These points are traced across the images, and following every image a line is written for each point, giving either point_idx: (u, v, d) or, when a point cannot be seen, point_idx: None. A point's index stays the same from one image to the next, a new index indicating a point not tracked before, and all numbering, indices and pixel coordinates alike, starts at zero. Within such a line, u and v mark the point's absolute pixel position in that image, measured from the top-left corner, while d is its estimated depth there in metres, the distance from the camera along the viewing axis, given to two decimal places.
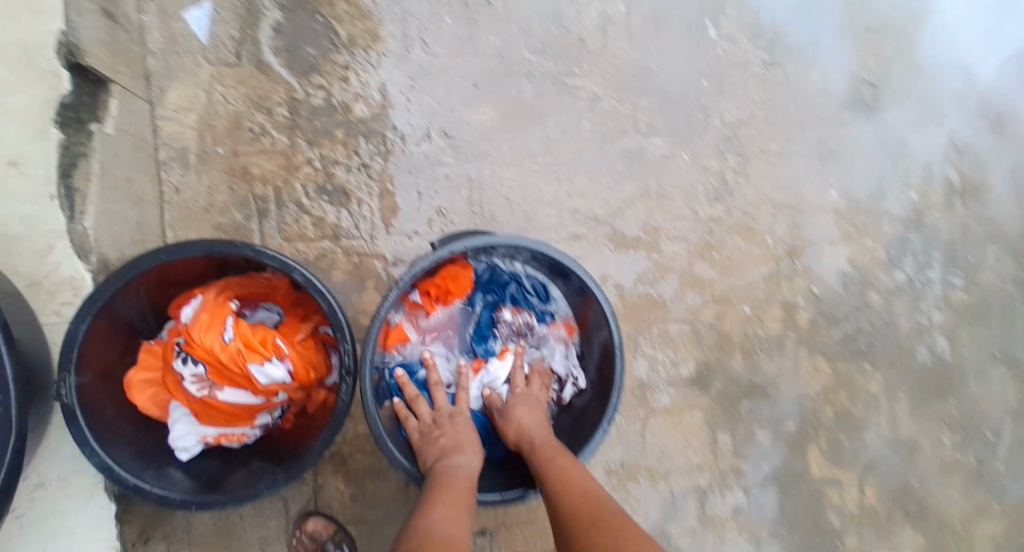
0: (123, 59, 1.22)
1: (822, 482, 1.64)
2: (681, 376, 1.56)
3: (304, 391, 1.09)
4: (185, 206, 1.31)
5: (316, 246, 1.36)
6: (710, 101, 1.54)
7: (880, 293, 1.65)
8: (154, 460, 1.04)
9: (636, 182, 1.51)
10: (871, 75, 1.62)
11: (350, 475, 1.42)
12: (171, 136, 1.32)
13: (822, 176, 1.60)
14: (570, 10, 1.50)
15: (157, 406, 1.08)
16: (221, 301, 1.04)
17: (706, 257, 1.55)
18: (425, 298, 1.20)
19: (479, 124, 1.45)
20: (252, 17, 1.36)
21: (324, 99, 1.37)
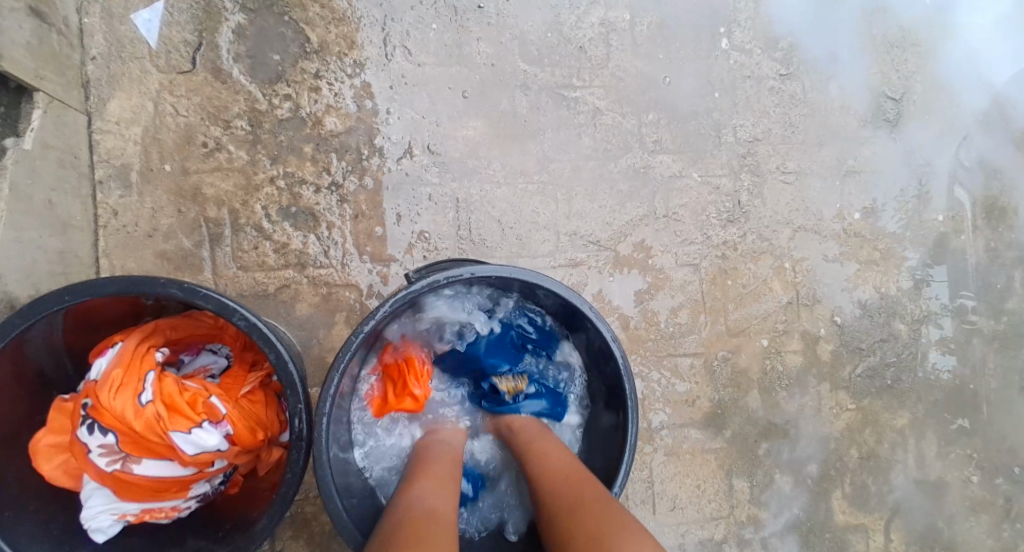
0: (50, 64, 1.05)
1: (847, 530, 1.49)
2: (693, 417, 1.40)
3: (250, 454, 0.92)
4: (125, 231, 1.15)
5: (279, 275, 1.20)
6: (722, 116, 1.39)
7: (906, 323, 1.49)
8: (69, 539, 0.87)
9: (640, 203, 1.37)
10: (895, 90, 1.47)
11: (314, 539, 1.24)
12: (110, 152, 1.15)
13: (840, 195, 1.45)
14: (570, 16, 1.35)
15: (65, 476, 0.86)
16: (145, 351, 0.86)
17: (719, 285, 1.39)
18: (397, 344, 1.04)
19: (467, 139, 1.30)
20: (208, 19, 1.19)
21: (291, 110, 1.21)
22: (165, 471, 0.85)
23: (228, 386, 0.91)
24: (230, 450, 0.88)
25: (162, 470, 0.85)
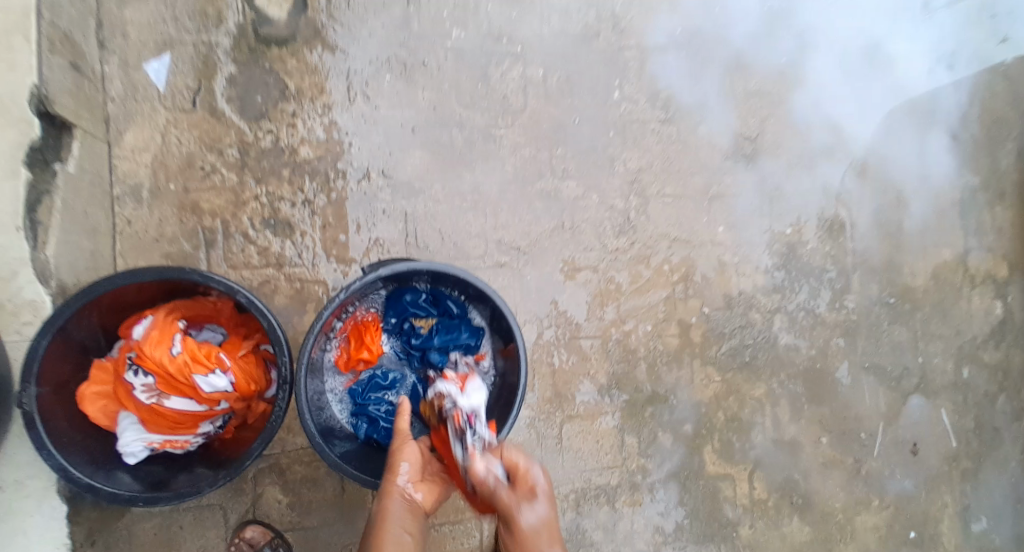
0: (84, 106, 1.35)
1: (716, 478, 1.93)
2: (594, 387, 1.79)
3: (245, 402, 1.25)
4: (137, 235, 1.45)
5: (261, 273, 1.51)
6: (615, 150, 1.79)
7: (760, 313, 1.95)
8: (104, 466, 1.18)
9: (552, 218, 1.74)
10: (751, 131, 1.91)
11: (287, 484, 1.55)
12: (126, 174, 1.45)
13: (707, 213, 1.89)
14: (495, 73, 1.70)
15: (106, 416, 1.20)
16: (170, 321, 1.19)
17: (611, 282, 1.80)
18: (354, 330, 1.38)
19: (414, 166, 1.64)
20: (206, 70, 1.51)
21: (272, 141, 1.53)
22: (184, 407, 1.19)
23: (230, 350, 1.24)
24: (233, 395, 1.21)
25: (181, 407, 1.18)
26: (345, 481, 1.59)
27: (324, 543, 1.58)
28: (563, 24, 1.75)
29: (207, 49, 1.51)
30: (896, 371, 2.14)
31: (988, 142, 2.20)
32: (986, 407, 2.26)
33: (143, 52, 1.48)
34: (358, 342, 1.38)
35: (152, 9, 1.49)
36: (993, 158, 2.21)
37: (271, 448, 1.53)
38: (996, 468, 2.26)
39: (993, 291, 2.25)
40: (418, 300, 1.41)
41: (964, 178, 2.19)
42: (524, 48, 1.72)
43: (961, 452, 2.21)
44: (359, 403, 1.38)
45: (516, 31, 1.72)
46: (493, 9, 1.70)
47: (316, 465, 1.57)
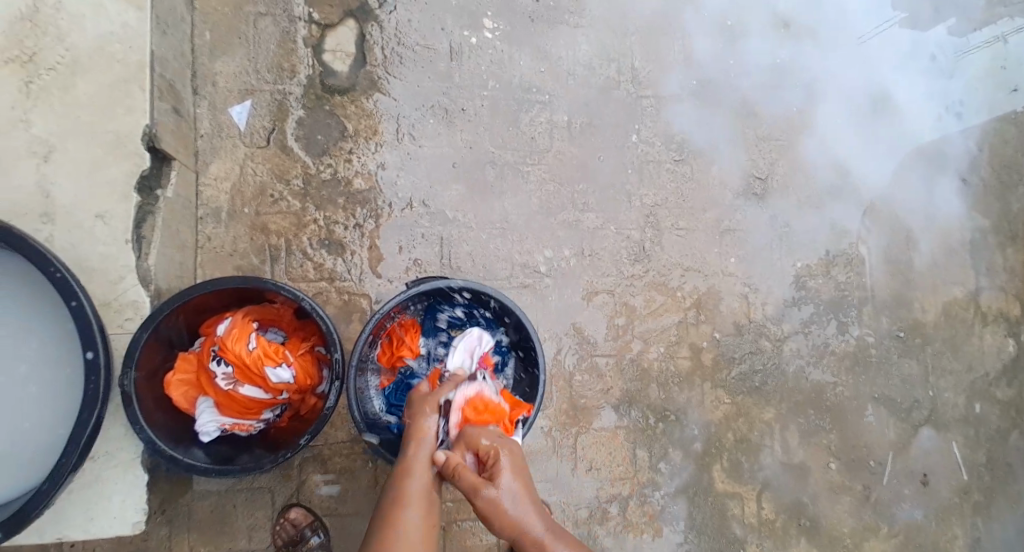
0: (181, 141, 1.62)
1: (725, 496, 2.01)
2: (608, 401, 1.94)
3: (300, 395, 1.47)
4: (214, 250, 1.70)
5: (316, 286, 1.74)
6: (632, 187, 2.01)
7: (770, 341, 2.08)
8: (182, 442, 1.40)
9: (572, 246, 1.94)
10: (760, 172, 2.11)
11: (328, 474, 1.76)
12: (209, 199, 1.71)
13: (720, 246, 2.06)
14: (526, 117, 1.95)
15: (186, 401, 1.42)
16: (246, 322, 1.42)
17: (626, 305, 1.97)
18: (392, 338, 1.57)
19: (451, 197, 1.86)
20: (280, 113, 1.78)
21: (331, 174, 1.78)
22: (254, 395, 1.40)
23: (291, 349, 1.46)
24: (293, 386, 1.43)
25: (251, 394, 1.40)
26: (378, 475, 1.78)
27: (357, 530, 1.76)
28: (588, 76, 2.01)
29: (282, 96, 1.78)
30: (906, 401, 2.16)
31: (1000, 187, 2.28)
32: (1000, 443, 2.21)
33: (229, 98, 1.76)
34: (398, 344, 1.56)
35: (238, 63, 1.77)
36: (1004, 203, 2.28)
37: (316, 440, 1.74)
38: (1011, 505, 2.19)
39: (1005, 328, 2.25)
40: (455, 312, 1.61)
41: (973, 219, 2.25)
42: (550, 97, 1.97)
43: (974, 486, 2.16)
44: (392, 402, 1.54)
45: (545, 83, 1.97)
46: (525, 64, 1.96)
47: (354, 459, 1.77)
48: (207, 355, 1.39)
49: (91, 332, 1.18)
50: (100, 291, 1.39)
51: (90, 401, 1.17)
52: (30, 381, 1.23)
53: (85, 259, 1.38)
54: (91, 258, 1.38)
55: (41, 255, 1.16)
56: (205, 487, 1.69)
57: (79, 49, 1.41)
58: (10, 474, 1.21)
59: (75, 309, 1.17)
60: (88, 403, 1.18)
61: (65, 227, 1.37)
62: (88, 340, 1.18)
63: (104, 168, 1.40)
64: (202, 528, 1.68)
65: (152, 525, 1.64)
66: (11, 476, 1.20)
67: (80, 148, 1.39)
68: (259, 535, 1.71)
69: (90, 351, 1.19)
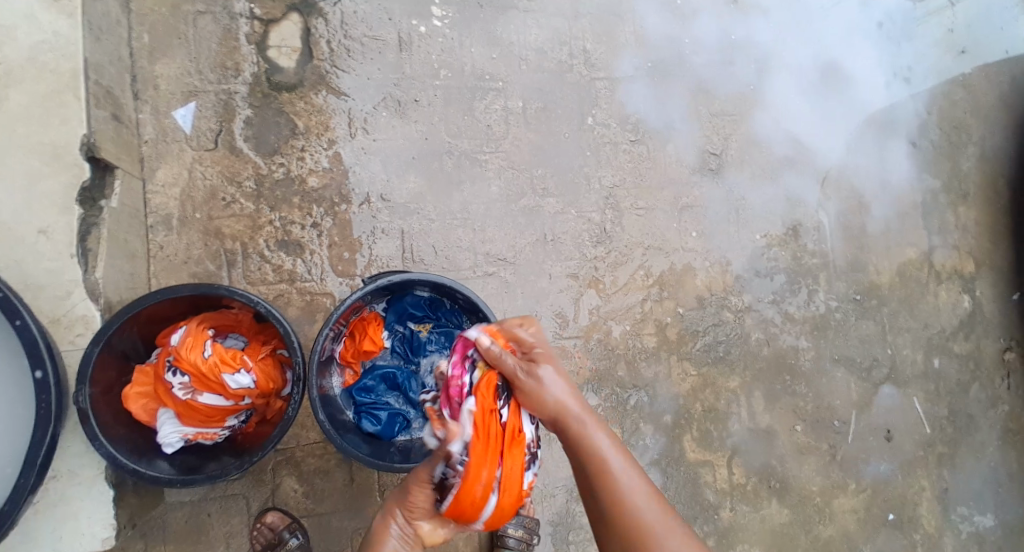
0: (123, 149, 1.58)
1: (697, 465, 2.05)
2: (578, 382, 1.96)
3: (264, 399, 1.47)
4: (168, 258, 1.67)
5: (276, 287, 1.73)
6: (591, 169, 2.01)
7: (732, 312, 2.12)
8: (146, 454, 1.39)
9: (534, 231, 1.95)
10: (716, 146, 2.13)
11: (303, 475, 1.76)
12: (158, 206, 1.68)
13: (680, 222, 2.09)
14: (480, 104, 1.94)
15: (146, 413, 1.41)
16: (201, 329, 1.41)
17: (591, 286, 1.99)
18: (348, 341, 1.56)
19: (408, 190, 1.85)
20: (227, 114, 1.74)
21: (284, 173, 1.75)
22: (215, 403, 1.39)
23: (250, 353, 1.45)
24: (255, 391, 1.42)
25: (212, 403, 1.39)
26: (353, 472, 1.79)
27: (336, 528, 1.77)
28: (540, 60, 2.00)
29: (226, 96, 1.74)
30: (867, 361, 2.23)
31: (949, 147, 2.33)
32: (959, 396, 2.29)
33: (172, 101, 1.72)
34: (361, 337, 1.56)
35: (179, 64, 1.73)
36: (953, 162, 2.33)
37: (287, 442, 1.74)
38: (973, 454, 2.28)
39: (959, 285, 2.32)
40: (418, 303, 1.60)
41: (925, 181, 2.31)
42: (504, 84, 1.96)
43: (936, 438, 2.25)
44: (359, 401, 1.54)
45: (497, 70, 1.96)
46: (476, 51, 1.94)
47: (328, 458, 1.77)
48: (163, 366, 1.38)
49: (38, 351, 1.17)
50: (48, 307, 1.35)
51: (45, 419, 1.17)
52: None
53: (31, 276, 1.34)
54: (36, 275, 1.34)
55: None
56: (177, 498, 1.68)
57: (9, 60, 1.36)
58: None
59: (19, 328, 1.15)
60: (42, 421, 1.17)
61: (7, 244, 1.33)
62: (36, 359, 1.17)
63: (43, 181, 1.36)
64: (177, 538, 1.67)
65: (124, 538, 1.62)
66: None
67: (15, 161, 1.35)
68: (237, 540, 1.71)
69: (38, 371, 1.17)
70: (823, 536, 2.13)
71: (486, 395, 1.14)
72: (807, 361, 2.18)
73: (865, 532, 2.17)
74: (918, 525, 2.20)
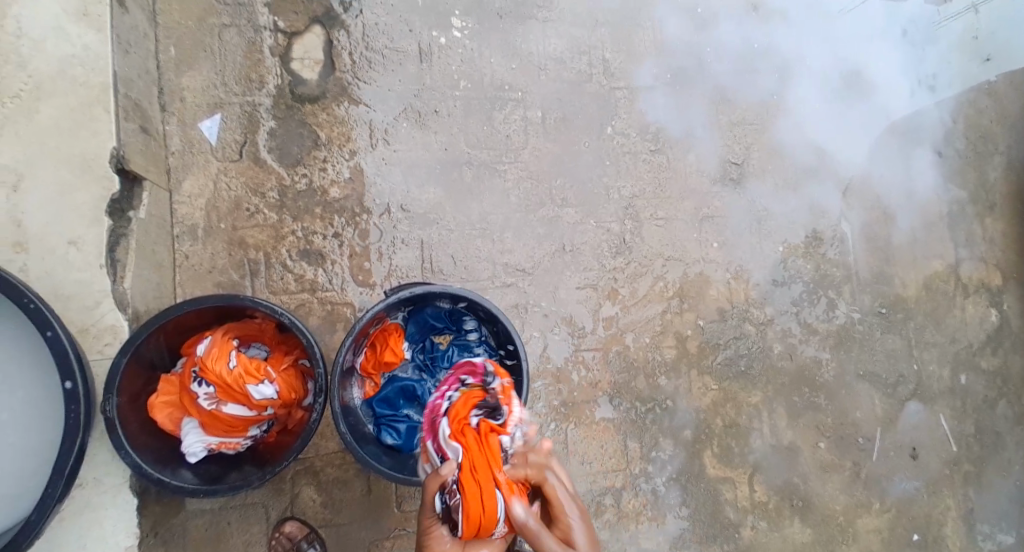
0: (151, 160, 1.61)
1: (717, 480, 2.03)
2: (597, 394, 1.95)
3: (286, 409, 1.47)
4: (193, 268, 1.69)
5: (297, 297, 1.74)
6: (610, 180, 2.01)
7: (753, 325, 2.09)
8: (170, 463, 1.40)
9: (553, 242, 1.95)
10: (737, 158, 2.12)
11: (322, 484, 1.76)
12: (184, 217, 1.70)
13: (700, 233, 2.08)
14: (500, 115, 1.94)
15: (171, 422, 1.43)
16: (226, 340, 1.42)
17: (610, 297, 1.98)
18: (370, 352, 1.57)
19: (429, 200, 1.86)
20: (251, 125, 1.76)
21: (306, 184, 1.77)
22: (238, 413, 1.40)
23: (273, 364, 1.46)
24: (277, 401, 1.43)
25: (235, 413, 1.40)
26: (372, 482, 1.79)
27: (354, 538, 1.77)
28: (559, 70, 2.00)
29: (251, 108, 1.77)
30: (892, 376, 2.19)
31: (976, 158, 2.29)
32: (987, 412, 2.24)
33: (198, 113, 1.74)
34: (381, 348, 1.57)
35: (205, 77, 1.76)
36: (980, 174, 2.29)
37: (307, 451, 1.75)
38: (1002, 472, 2.23)
39: (987, 299, 2.28)
40: (439, 314, 1.60)
41: (951, 192, 2.27)
42: (523, 94, 1.96)
43: (963, 456, 2.20)
44: (379, 414, 1.55)
45: (517, 80, 1.96)
46: (496, 62, 1.95)
47: (347, 467, 1.78)
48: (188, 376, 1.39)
49: (67, 362, 1.18)
50: (77, 317, 1.38)
51: (72, 430, 1.18)
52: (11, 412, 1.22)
53: (61, 287, 1.37)
54: (66, 285, 1.37)
55: (13, 287, 1.15)
56: (198, 506, 1.69)
57: (41, 74, 1.39)
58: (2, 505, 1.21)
59: (50, 338, 1.17)
60: (70, 431, 1.18)
61: (38, 255, 1.35)
62: (65, 369, 1.18)
63: (74, 193, 1.39)
64: (199, 546, 1.69)
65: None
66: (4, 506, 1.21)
67: (47, 173, 1.37)
68: (257, 549, 1.72)
69: (68, 381, 1.19)
70: None
71: (455, 420, 1.34)
72: (830, 375, 2.15)
73: (889, 550, 2.12)
74: (944, 545, 2.16)
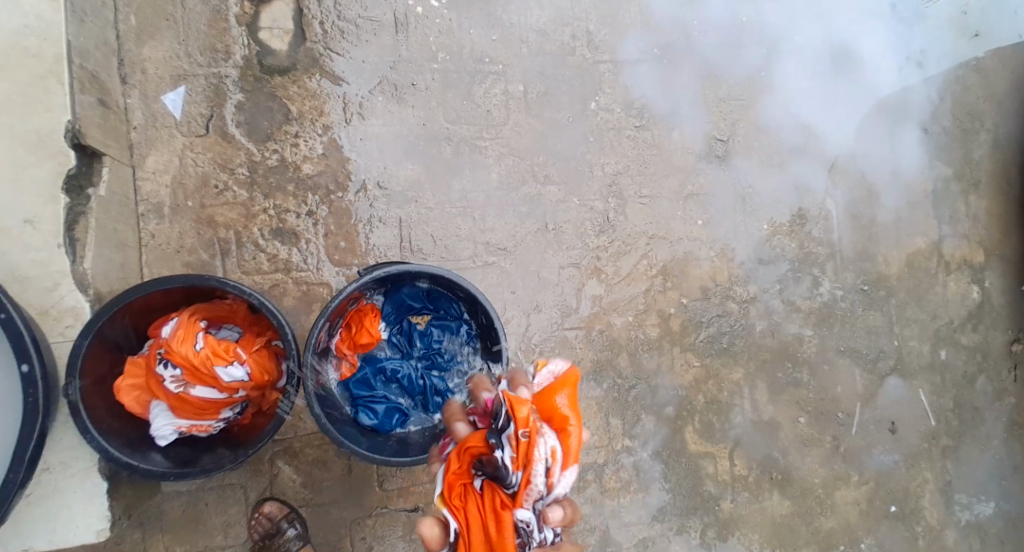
0: (112, 134, 1.54)
1: (699, 457, 2.03)
2: (578, 374, 1.93)
3: (259, 391, 1.44)
4: (160, 247, 1.63)
5: (270, 277, 1.69)
6: (593, 156, 1.96)
7: (737, 303, 2.08)
8: (139, 447, 1.36)
9: (535, 220, 1.90)
10: (722, 133, 2.07)
11: (299, 466, 1.74)
12: (149, 193, 1.64)
13: (684, 211, 2.04)
14: (480, 89, 1.88)
15: (139, 405, 1.38)
16: (193, 320, 1.37)
17: (593, 276, 1.95)
18: (345, 332, 1.52)
19: (406, 177, 1.80)
20: (218, 98, 1.69)
21: (278, 160, 1.71)
22: (207, 396, 1.37)
23: (243, 346, 1.42)
24: (248, 384, 1.40)
25: (204, 396, 1.37)
26: (351, 463, 1.77)
27: (334, 518, 1.75)
28: (541, 42, 1.93)
29: (218, 80, 1.69)
30: (873, 353, 2.19)
31: (962, 133, 2.27)
32: (966, 387, 2.26)
33: (162, 85, 1.66)
34: (357, 329, 1.52)
35: (169, 47, 1.67)
36: (966, 150, 2.27)
37: (284, 433, 1.72)
38: (978, 446, 2.25)
39: (969, 276, 2.27)
40: (416, 294, 1.56)
41: (936, 168, 2.25)
42: (504, 67, 1.90)
43: (941, 431, 2.22)
44: (356, 395, 1.52)
45: (498, 53, 1.90)
46: (475, 33, 1.88)
47: (325, 449, 1.75)
48: (155, 358, 1.35)
49: (24, 344, 1.14)
50: (35, 299, 1.32)
51: (32, 414, 1.15)
52: None
53: (17, 268, 1.31)
54: (23, 267, 1.31)
55: None
56: (174, 488, 1.66)
57: None
58: None
59: (3, 321, 1.12)
60: (29, 415, 1.15)
61: None
62: (21, 352, 1.14)
63: (28, 169, 1.32)
64: (174, 529, 1.66)
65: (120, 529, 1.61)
66: None
67: None
68: (234, 531, 1.69)
69: (25, 364, 1.15)
70: (824, 528, 2.11)
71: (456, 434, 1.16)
72: (812, 351, 2.14)
73: (867, 523, 2.15)
74: (921, 517, 2.19)
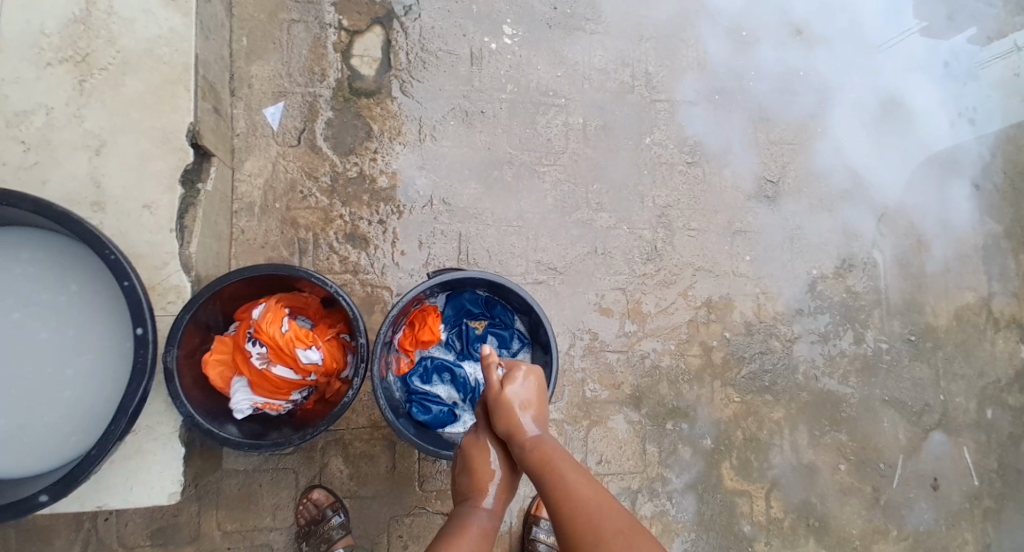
0: (219, 139, 1.73)
1: (733, 493, 2.04)
2: (619, 396, 1.99)
3: (326, 378, 1.56)
4: (248, 242, 1.80)
5: (341, 277, 1.83)
6: (645, 189, 2.07)
7: (780, 341, 2.12)
8: (217, 418, 1.49)
9: (586, 244, 2.01)
10: (773, 174, 2.17)
11: (349, 457, 1.83)
12: (243, 194, 1.82)
13: (731, 246, 2.12)
14: (542, 119, 2.03)
15: (221, 380, 1.52)
16: (279, 306, 1.52)
17: (638, 302, 2.03)
18: (406, 329, 1.63)
19: (469, 195, 1.94)
20: (311, 114, 1.88)
21: (357, 173, 1.87)
22: (284, 375, 1.49)
23: (318, 334, 1.55)
24: (320, 368, 1.52)
25: (282, 375, 1.49)
26: (396, 460, 1.85)
27: (375, 513, 1.83)
28: (602, 80, 2.08)
29: (313, 98, 1.88)
30: (917, 405, 2.18)
31: (1013, 193, 2.30)
32: (1012, 449, 2.22)
33: (264, 100, 1.86)
34: (420, 327, 1.62)
35: (272, 66, 1.88)
36: (1017, 209, 2.30)
37: (338, 424, 1.82)
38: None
39: (1018, 335, 2.26)
40: (475, 300, 1.67)
41: (986, 225, 2.28)
42: (566, 101, 2.05)
43: (986, 491, 2.17)
44: (412, 390, 1.63)
45: (561, 88, 2.05)
46: (542, 69, 2.04)
47: (373, 443, 1.85)
48: (244, 335, 1.49)
49: (140, 309, 1.28)
50: (145, 275, 1.48)
51: (139, 374, 1.27)
52: (89, 355, 1.37)
53: (132, 246, 1.48)
54: (138, 245, 1.48)
55: (95, 238, 1.26)
56: (234, 466, 1.77)
57: (128, 51, 1.52)
58: (77, 438, 1.34)
59: (127, 288, 1.27)
60: (137, 374, 1.27)
61: (114, 214, 1.47)
62: (138, 316, 1.27)
63: (151, 160, 1.51)
64: (230, 506, 1.76)
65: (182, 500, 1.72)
66: (79, 440, 1.34)
67: (129, 141, 1.49)
68: (283, 514, 1.79)
69: (139, 327, 1.28)
70: None
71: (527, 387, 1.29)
72: (854, 396, 2.15)
73: None
74: None
